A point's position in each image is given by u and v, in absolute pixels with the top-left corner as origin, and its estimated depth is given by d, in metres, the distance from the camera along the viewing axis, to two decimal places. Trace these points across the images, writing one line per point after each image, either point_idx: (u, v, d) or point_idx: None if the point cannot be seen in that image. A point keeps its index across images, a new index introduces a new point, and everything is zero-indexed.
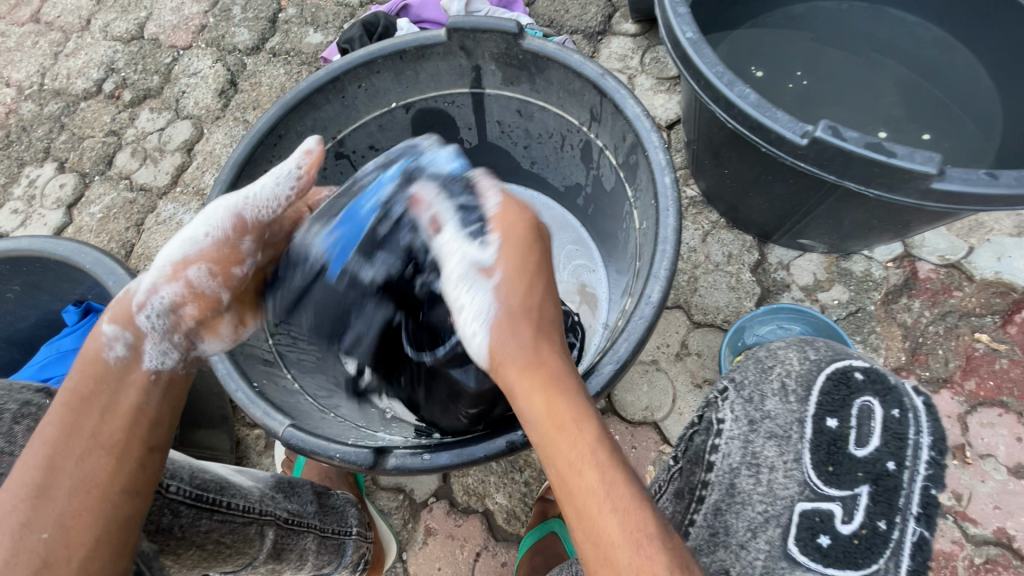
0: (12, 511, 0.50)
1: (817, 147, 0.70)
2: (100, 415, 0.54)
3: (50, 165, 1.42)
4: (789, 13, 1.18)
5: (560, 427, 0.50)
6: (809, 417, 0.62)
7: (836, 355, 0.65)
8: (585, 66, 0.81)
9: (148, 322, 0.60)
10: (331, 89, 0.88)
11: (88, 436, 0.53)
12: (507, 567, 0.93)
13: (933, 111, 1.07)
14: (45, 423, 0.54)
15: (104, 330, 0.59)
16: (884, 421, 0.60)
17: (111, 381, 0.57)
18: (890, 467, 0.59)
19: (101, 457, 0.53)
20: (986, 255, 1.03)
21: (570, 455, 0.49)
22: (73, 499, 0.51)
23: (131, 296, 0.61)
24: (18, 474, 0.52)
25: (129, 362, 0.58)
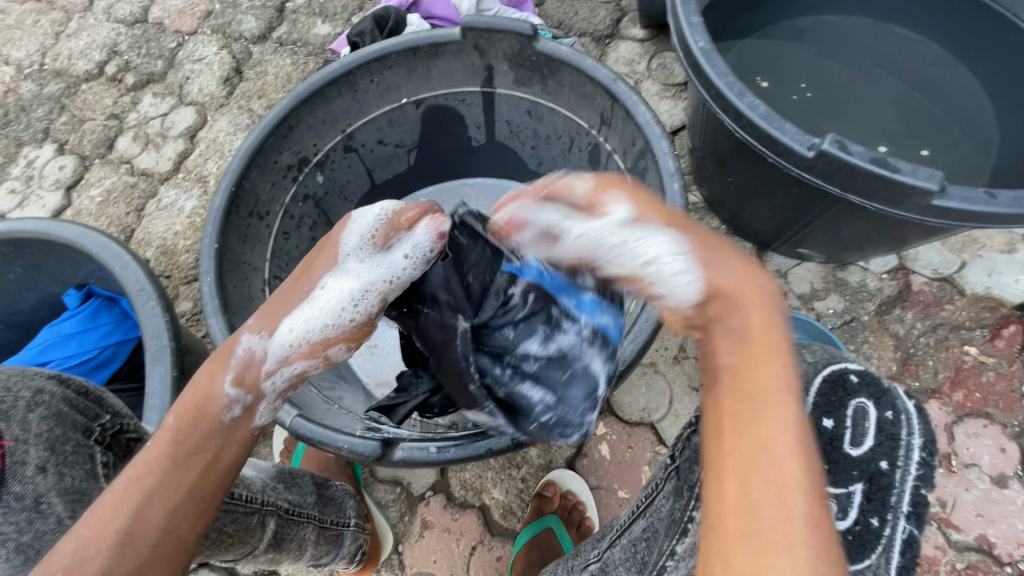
0: (90, 558, 0.45)
1: (823, 159, 0.72)
2: (204, 469, 0.50)
3: (49, 146, 1.41)
4: (796, 25, 1.19)
5: (762, 353, 0.46)
6: (802, 417, 0.63)
7: (833, 359, 0.66)
8: (598, 71, 0.82)
9: (272, 384, 0.57)
10: (343, 83, 0.89)
11: (190, 490, 0.49)
12: (502, 561, 0.94)
13: (931, 127, 1.10)
14: (139, 465, 0.49)
15: (223, 388, 0.54)
16: (878, 421, 0.60)
17: (217, 436, 0.52)
18: (883, 466, 0.59)
19: (197, 514, 0.49)
20: (978, 270, 1.06)
21: (771, 389, 0.45)
22: (158, 552, 0.47)
23: (256, 356, 0.57)
24: (98, 516, 0.47)
25: (246, 421, 0.54)
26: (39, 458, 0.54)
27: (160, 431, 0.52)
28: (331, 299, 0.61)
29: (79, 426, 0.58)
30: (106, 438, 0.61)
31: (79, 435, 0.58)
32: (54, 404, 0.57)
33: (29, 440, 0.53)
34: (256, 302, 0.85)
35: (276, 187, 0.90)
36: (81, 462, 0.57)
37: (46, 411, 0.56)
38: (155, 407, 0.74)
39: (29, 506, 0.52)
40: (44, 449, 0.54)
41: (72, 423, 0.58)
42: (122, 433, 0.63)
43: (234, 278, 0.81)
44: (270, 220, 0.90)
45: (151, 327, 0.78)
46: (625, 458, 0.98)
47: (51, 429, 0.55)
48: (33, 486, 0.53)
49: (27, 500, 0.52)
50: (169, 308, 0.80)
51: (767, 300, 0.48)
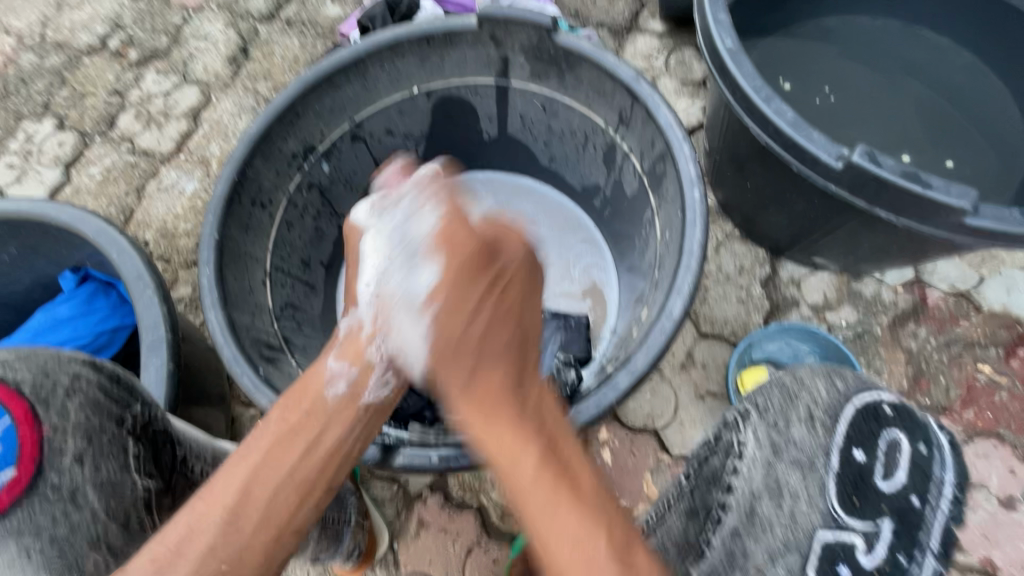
0: (203, 530, 0.48)
1: (851, 172, 0.69)
2: (306, 451, 0.54)
3: (49, 121, 1.37)
4: (822, 26, 1.15)
5: (499, 446, 0.53)
6: (836, 446, 0.56)
7: (866, 387, 0.60)
8: (619, 68, 0.79)
9: (375, 353, 0.64)
10: (353, 70, 0.85)
11: (293, 471, 0.52)
12: (498, 563, 0.93)
13: (958, 137, 1.06)
14: (247, 442, 0.54)
15: (329, 364, 0.61)
16: (910, 456, 0.56)
17: (324, 417, 0.57)
18: (913, 502, 0.54)
19: (296, 495, 0.52)
20: (995, 287, 1.04)
21: (512, 452, 0.52)
22: (257, 536, 0.49)
23: (354, 333, 0.66)
24: (208, 491, 0.50)
25: (351, 400, 0.59)
26: (76, 449, 0.46)
27: (272, 410, 0.57)
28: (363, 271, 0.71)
29: (113, 415, 0.50)
30: (137, 429, 0.53)
31: (113, 425, 0.50)
32: (91, 390, 0.49)
33: (67, 430, 0.46)
34: (257, 295, 0.82)
35: (281, 175, 0.87)
36: (117, 456, 0.49)
37: (83, 399, 0.48)
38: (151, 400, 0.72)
39: (65, 497, 0.45)
40: (82, 440, 0.47)
41: (107, 413, 0.50)
42: (151, 425, 0.55)
43: (234, 269, 0.78)
44: (273, 209, 0.87)
45: (147, 318, 0.75)
46: (627, 464, 0.97)
47: (86, 418, 0.48)
48: (70, 478, 0.46)
49: (63, 490, 0.45)
50: (166, 298, 0.77)
51: (492, 393, 0.56)
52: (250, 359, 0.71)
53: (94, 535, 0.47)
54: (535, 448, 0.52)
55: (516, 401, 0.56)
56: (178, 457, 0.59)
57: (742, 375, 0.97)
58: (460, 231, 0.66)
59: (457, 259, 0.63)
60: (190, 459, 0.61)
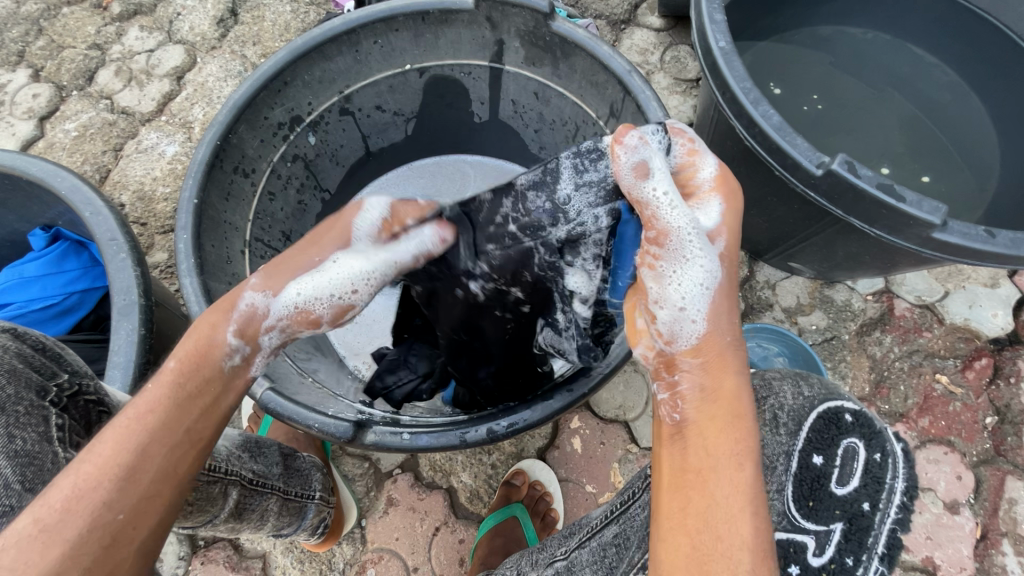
0: (91, 491, 0.42)
1: (830, 179, 0.70)
2: (205, 411, 0.49)
3: (24, 71, 1.32)
4: (816, 34, 1.17)
5: (726, 414, 0.47)
6: (796, 451, 0.56)
7: (829, 394, 0.59)
8: (613, 60, 0.79)
9: (268, 342, 0.55)
10: (345, 41, 0.84)
11: (190, 431, 0.47)
12: (464, 544, 0.95)
13: (935, 153, 1.09)
14: (139, 403, 0.47)
15: (226, 335, 0.53)
16: (864, 463, 0.55)
17: (220, 385, 0.51)
18: (863, 508, 0.54)
19: (194, 454, 0.47)
20: (959, 301, 1.08)
21: (729, 448, 0.46)
22: (156, 488, 0.45)
23: (258, 315, 0.54)
24: (100, 451, 0.44)
25: (249, 373, 0.54)
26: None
27: (163, 373, 0.50)
28: (335, 276, 0.56)
29: (35, 385, 0.48)
30: (63, 399, 0.51)
31: (33, 395, 0.48)
32: (8, 358, 0.47)
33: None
34: (235, 265, 0.81)
35: (264, 144, 0.85)
36: (36, 424, 0.47)
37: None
38: (119, 364, 0.71)
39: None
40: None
41: (27, 382, 0.48)
42: (81, 394, 0.53)
43: (212, 237, 0.77)
44: (255, 178, 0.86)
45: (119, 281, 0.74)
46: (596, 452, 0.99)
47: (1, 387, 0.45)
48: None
49: None
50: (140, 262, 0.76)
51: (740, 368, 0.49)
52: None
53: (7, 504, 0.44)
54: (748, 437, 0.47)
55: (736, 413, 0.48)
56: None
57: None
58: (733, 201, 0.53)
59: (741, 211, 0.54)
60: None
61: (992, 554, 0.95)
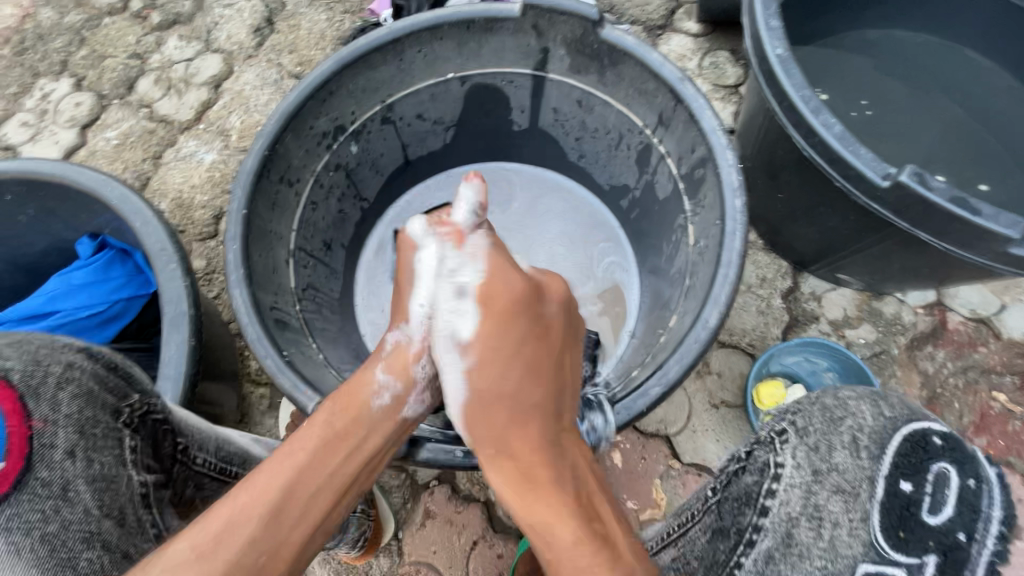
0: (243, 522, 0.46)
1: (898, 191, 0.68)
2: (346, 457, 0.54)
3: (66, 81, 1.34)
4: (863, 38, 1.14)
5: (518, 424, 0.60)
6: (880, 476, 0.49)
7: (915, 415, 0.52)
8: (664, 68, 0.77)
9: (419, 372, 0.63)
10: (390, 50, 0.83)
11: (332, 476, 0.52)
12: (503, 559, 0.93)
13: (992, 161, 1.04)
14: (296, 439, 0.53)
15: (376, 376, 0.61)
16: (959, 489, 0.46)
17: (368, 425, 0.57)
18: (960, 540, 0.44)
19: (333, 496, 0.51)
20: (1016, 314, 1.03)
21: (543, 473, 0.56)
22: (296, 531, 0.48)
23: (402, 347, 0.64)
24: (258, 480, 0.49)
25: (393, 411, 0.59)
26: (68, 442, 0.43)
27: (316, 411, 0.57)
28: (429, 290, 0.66)
29: (109, 406, 0.47)
30: (135, 420, 0.49)
31: (108, 417, 0.47)
32: (85, 380, 0.46)
33: (58, 422, 0.43)
34: (280, 275, 0.81)
35: (309, 153, 0.85)
36: (112, 448, 0.46)
37: (76, 390, 0.45)
38: (169, 376, 0.71)
39: (55, 492, 0.42)
40: (74, 432, 0.44)
41: (103, 403, 0.47)
42: (151, 414, 0.51)
43: (260, 248, 0.77)
44: (300, 187, 0.86)
45: (169, 291, 0.74)
46: (636, 467, 0.97)
47: (79, 411, 0.44)
48: (61, 473, 0.43)
49: (54, 487, 0.42)
50: (188, 272, 0.76)
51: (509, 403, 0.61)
52: (273, 340, 0.70)
53: (87, 530, 0.44)
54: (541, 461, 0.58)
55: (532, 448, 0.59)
56: (178, 447, 0.55)
57: (759, 387, 0.96)
58: (507, 278, 0.65)
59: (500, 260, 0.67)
60: (192, 449, 0.57)
61: None
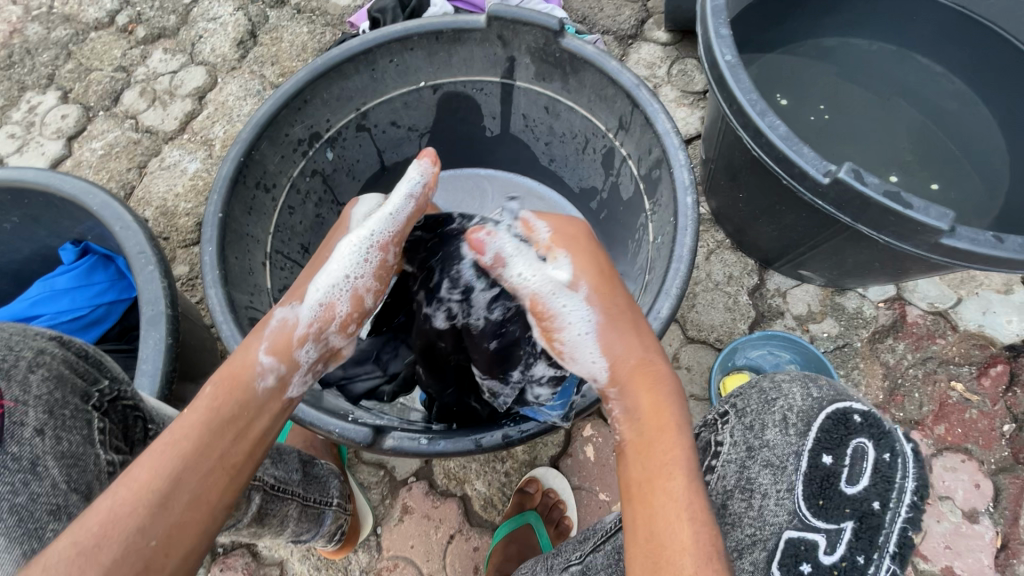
0: (126, 515, 0.43)
1: (838, 187, 0.72)
2: (238, 436, 0.50)
3: (53, 93, 1.37)
4: (821, 45, 1.19)
5: (645, 378, 0.56)
6: (805, 451, 0.56)
7: (838, 395, 0.59)
8: (621, 74, 0.81)
9: (303, 357, 0.60)
10: (362, 60, 0.87)
11: (224, 456, 0.48)
12: (479, 552, 0.95)
13: (944, 161, 1.09)
14: (176, 427, 0.48)
15: (259, 357, 0.56)
16: (875, 462, 0.53)
17: (254, 408, 0.53)
18: (875, 507, 0.51)
19: (226, 480, 0.48)
20: (972, 307, 1.07)
21: (672, 416, 0.52)
22: (189, 515, 0.45)
23: (287, 327, 0.60)
24: (135, 475, 0.45)
25: (279, 393, 0.55)
26: (38, 421, 0.46)
27: (196, 398, 0.52)
28: (340, 263, 0.65)
29: (79, 389, 0.50)
30: (104, 404, 0.53)
31: (78, 399, 0.50)
32: (55, 365, 0.49)
33: (28, 402, 0.46)
34: (256, 276, 0.84)
35: (285, 160, 0.88)
36: (80, 428, 0.49)
37: (47, 373, 0.48)
38: (146, 372, 0.74)
39: (24, 467, 0.44)
40: (43, 412, 0.47)
41: (73, 387, 0.50)
42: (119, 399, 0.55)
43: (236, 250, 0.80)
44: (276, 193, 0.89)
45: (147, 292, 0.77)
46: (609, 460, 0.99)
47: (50, 392, 0.48)
48: (30, 448, 0.45)
49: (23, 461, 0.44)
50: (167, 274, 0.79)
51: (662, 371, 0.56)
52: (247, 336, 0.72)
53: (54, 503, 0.46)
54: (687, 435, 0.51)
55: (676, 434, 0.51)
56: (149, 433, 0.58)
57: (724, 380, 1.00)
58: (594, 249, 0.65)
59: (584, 249, 0.65)
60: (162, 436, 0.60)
61: (1014, 563, 0.94)
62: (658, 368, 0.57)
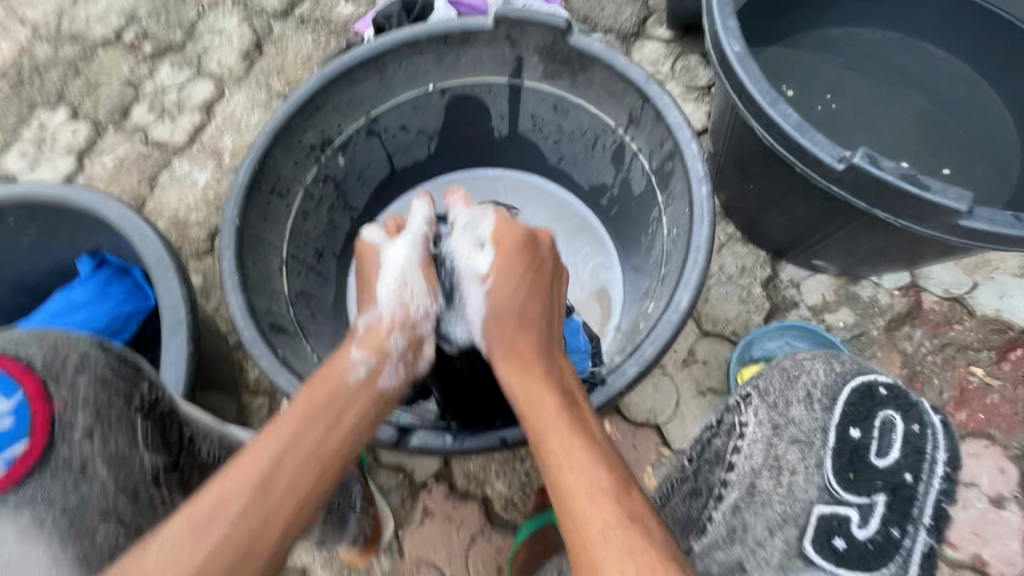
0: (235, 494, 0.49)
1: (852, 173, 0.72)
2: (329, 428, 0.56)
3: (63, 110, 1.39)
4: (826, 35, 1.19)
5: (534, 379, 0.63)
6: (833, 425, 0.58)
7: (861, 370, 0.61)
8: (630, 70, 0.82)
9: (393, 345, 0.65)
10: (372, 65, 0.88)
11: (317, 446, 0.54)
12: (501, 553, 0.95)
13: (953, 146, 1.09)
14: (278, 418, 0.55)
15: (351, 353, 0.62)
16: (904, 434, 0.56)
17: (339, 400, 0.58)
18: (906, 478, 0.54)
19: (315, 467, 0.53)
20: (988, 292, 1.07)
21: (555, 419, 0.58)
22: (286, 501, 0.51)
23: (374, 326, 0.66)
24: (242, 460, 0.52)
25: (370, 384, 0.61)
26: (87, 424, 0.46)
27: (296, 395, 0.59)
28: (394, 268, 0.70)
29: (122, 393, 0.50)
30: (144, 407, 0.52)
31: (121, 402, 0.50)
32: (99, 367, 0.49)
33: (76, 405, 0.46)
34: (274, 282, 0.84)
35: (299, 166, 0.89)
36: (125, 431, 0.49)
37: (92, 376, 0.48)
38: (170, 379, 0.74)
39: (76, 470, 0.45)
40: (92, 415, 0.47)
41: (116, 390, 0.50)
42: (156, 403, 0.55)
43: (253, 256, 0.81)
44: (290, 199, 0.89)
45: (168, 299, 0.77)
46: (628, 456, 0.99)
47: (95, 395, 0.47)
48: (80, 452, 0.45)
49: (74, 464, 0.45)
50: (186, 282, 0.79)
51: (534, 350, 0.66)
52: (268, 340, 0.73)
53: (105, 505, 0.47)
54: (581, 432, 0.57)
55: (563, 398, 0.61)
56: (184, 436, 0.58)
57: (741, 372, 1.00)
58: (510, 225, 0.73)
59: (512, 252, 0.70)
60: (195, 439, 0.60)
61: None
62: (530, 351, 0.66)
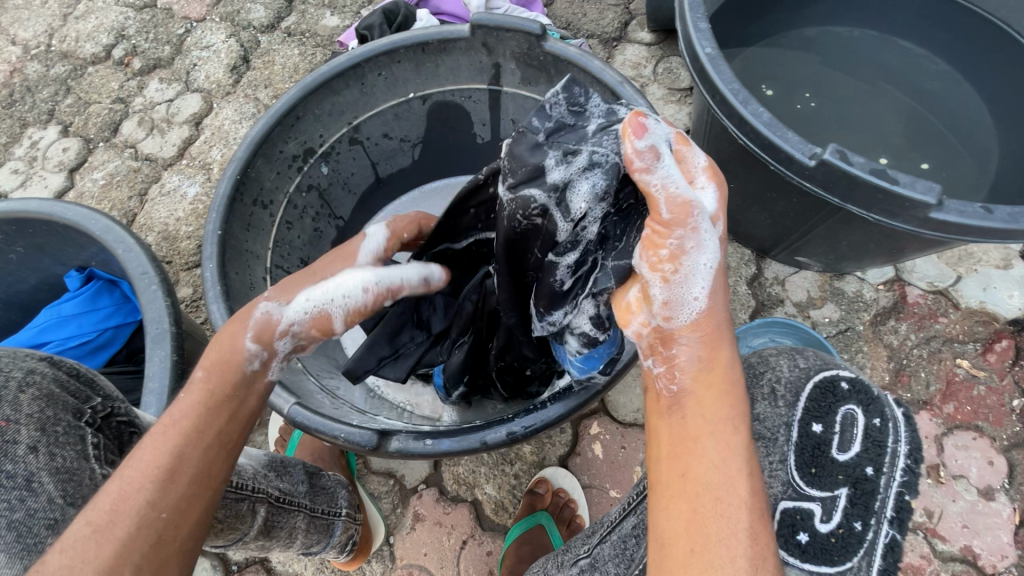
0: (137, 491, 0.46)
1: (824, 168, 0.73)
2: (230, 417, 0.53)
3: (54, 128, 1.41)
4: (803, 35, 1.20)
5: (720, 384, 0.50)
6: (794, 420, 0.57)
7: (826, 364, 0.60)
8: (605, 73, 0.81)
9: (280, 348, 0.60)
10: (351, 75, 0.89)
11: (220, 434, 0.51)
12: (492, 556, 0.95)
13: (932, 141, 1.10)
14: (169, 414, 0.51)
15: (246, 342, 0.57)
16: (866, 428, 0.55)
17: (236, 388, 0.55)
18: (869, 473, 0.53)
19: (221, 453, 0.51)
20: (972, 284, 1.07)
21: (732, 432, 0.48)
22: (196, 489, 0.48)
23: (273, 320, 0.59)
24: (140, 459, 0.48)
25: (263, 380, 0.58)
26: (30, 439, 0.47)
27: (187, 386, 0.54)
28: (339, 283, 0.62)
29: (71, 407, 0.51)
30: (97, 420, 0.53)
31: (70, 416, 0.51)
32: (45, 384, 0.50)
33: (20, 421, 0.47)
34: (258, 291, 0.85)
35: (281, 176, 0.90)
36: (74, 444, 0.50)
37: (37, 392, 0.49)
38: (153, 390, 0.74)
39: (20, 484, 0.46)
40: (36, 430, 0.48)
41: (64, 405, 0.51)
42: (113, 416, 0.55)
43: (236, 266, 0.81)
44: (273, 209, 0.90)
45: (151, 311, 0.78)
46: (617, 457, 0.99)
47: (40, 410, 0.49)
48: (24, 465, 0.46)
49: (17, 478, 0.45)
50: (169, 292, 0.80)
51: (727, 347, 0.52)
52: None
53: (52, 517, 0.47)
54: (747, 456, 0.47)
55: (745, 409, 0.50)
56: None
57: None
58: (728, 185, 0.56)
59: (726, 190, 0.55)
60: None
61: None
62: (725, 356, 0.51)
